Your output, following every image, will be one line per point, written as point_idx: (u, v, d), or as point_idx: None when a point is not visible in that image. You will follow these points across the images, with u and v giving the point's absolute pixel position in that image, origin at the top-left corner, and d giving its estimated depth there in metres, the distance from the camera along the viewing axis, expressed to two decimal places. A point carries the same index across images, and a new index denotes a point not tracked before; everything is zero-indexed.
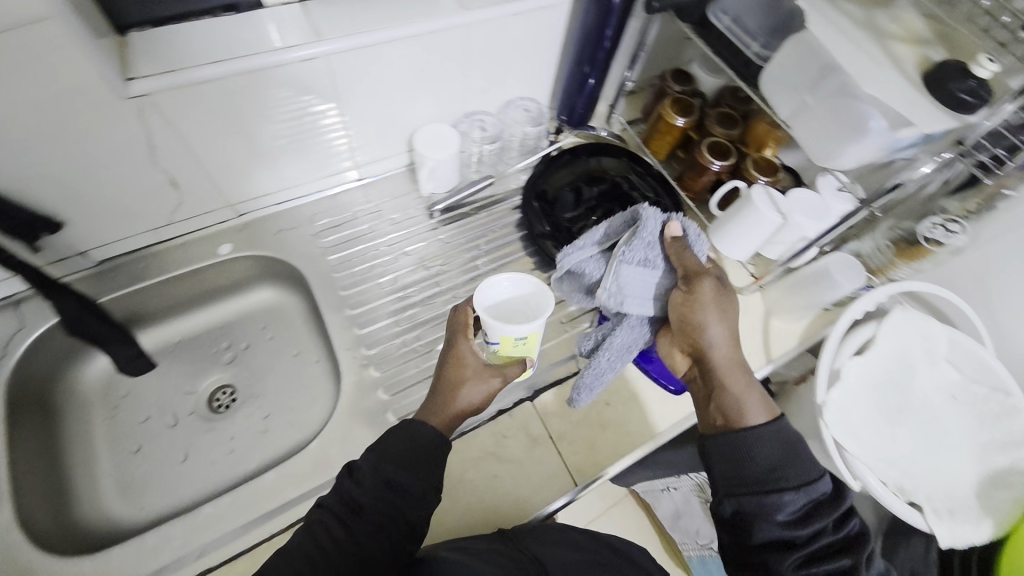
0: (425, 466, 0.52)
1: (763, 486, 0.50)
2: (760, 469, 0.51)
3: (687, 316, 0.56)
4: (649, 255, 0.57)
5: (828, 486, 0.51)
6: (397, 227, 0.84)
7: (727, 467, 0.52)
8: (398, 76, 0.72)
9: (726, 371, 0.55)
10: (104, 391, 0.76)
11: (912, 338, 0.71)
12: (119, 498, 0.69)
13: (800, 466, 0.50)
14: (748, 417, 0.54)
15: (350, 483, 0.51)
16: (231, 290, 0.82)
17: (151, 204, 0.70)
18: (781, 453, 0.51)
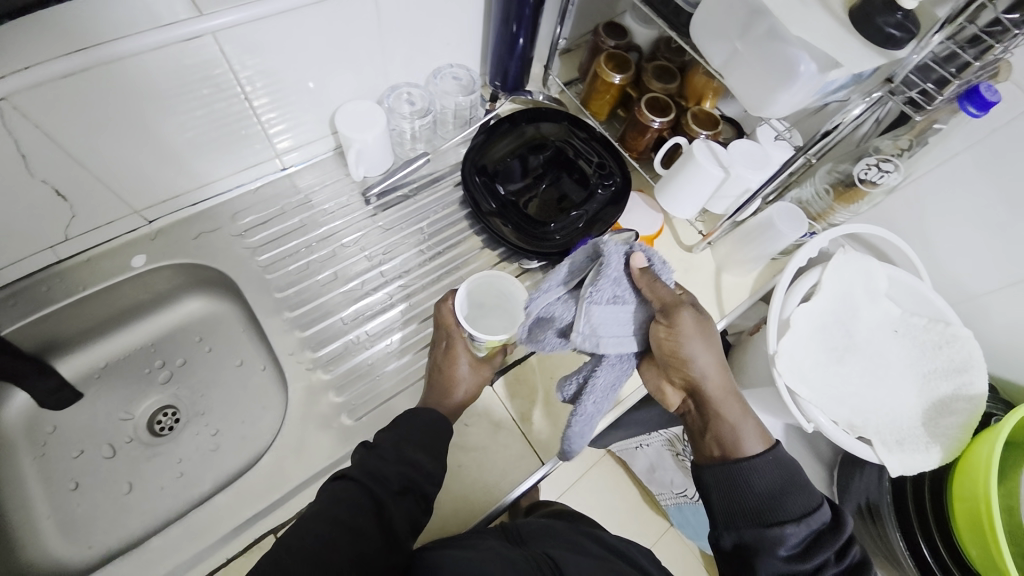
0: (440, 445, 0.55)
1: (760, 521, 0.51)
2: (757, 503, 0.52)
3: (676, 354, 0.53)
4: (618, 291, 0.52)
5: (828, 516, 0.51)
6: (333, 217, 0.78)
7: (726, 499, 0.54)
8: (306, 51, 0.65)
9: (720, 402, 0.56)
10: (27, 429, 0.69)
11: (855, 279, 0.73)
12: (62, 539, 0.64)
13: (797, 496, 0.52)
14: (745, 445, 0.55)
15: (370, 457, 0.52)
16: (157, 303, 0.76)
17: (43, 217, 0.62)
18: (779, 487, 0.52)
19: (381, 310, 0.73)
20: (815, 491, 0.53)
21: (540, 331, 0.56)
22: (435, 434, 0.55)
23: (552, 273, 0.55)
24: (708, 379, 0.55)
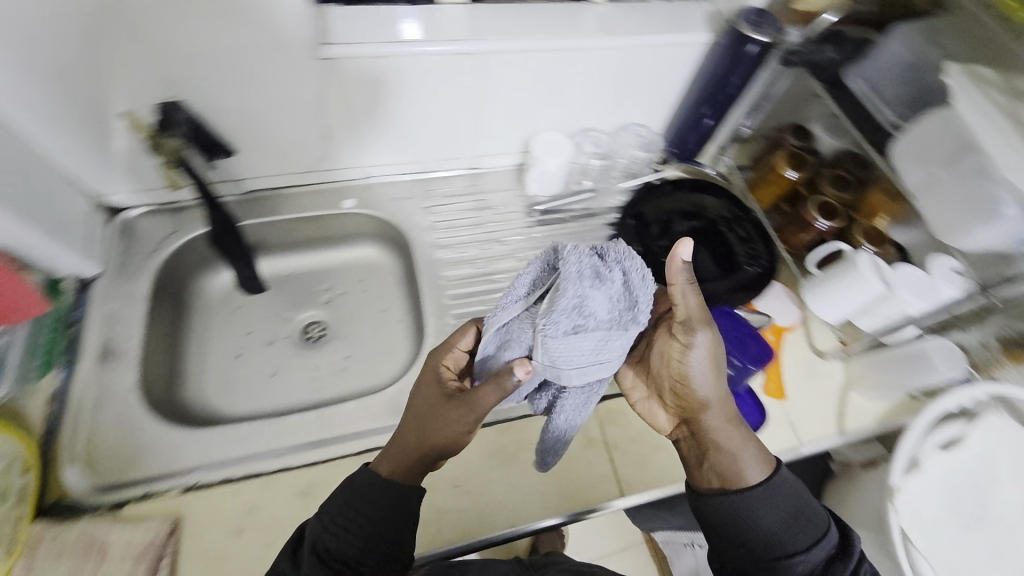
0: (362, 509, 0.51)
1: (773, 556, 0.51)
2: (767, 535, 0.51)
3: (687, 369, 0.57)
4: (578, 318, 0.48)
5: (834, 539, 0.52)
6: (498, 218, 0.90)
7: (732, 533, 0.53)
8: (534, 82, 0.78)
9: (721, 430, 0.57)
10: (222, 301, 0.86)
11: (1004, 449, 0.66)
12: (217, 392, 0.78)
13: (805, 524, 0.52)
14: (745, 476, 0.54)
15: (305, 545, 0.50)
16: (341, 241, 0.91)
17: (303, 151, 0.78)
18: (789, 516, 0.52)
19: None
20: (822, 516, 0.53)
21: (499, 354, 0.53)
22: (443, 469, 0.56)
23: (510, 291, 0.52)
24: (710, 402, 0.57)
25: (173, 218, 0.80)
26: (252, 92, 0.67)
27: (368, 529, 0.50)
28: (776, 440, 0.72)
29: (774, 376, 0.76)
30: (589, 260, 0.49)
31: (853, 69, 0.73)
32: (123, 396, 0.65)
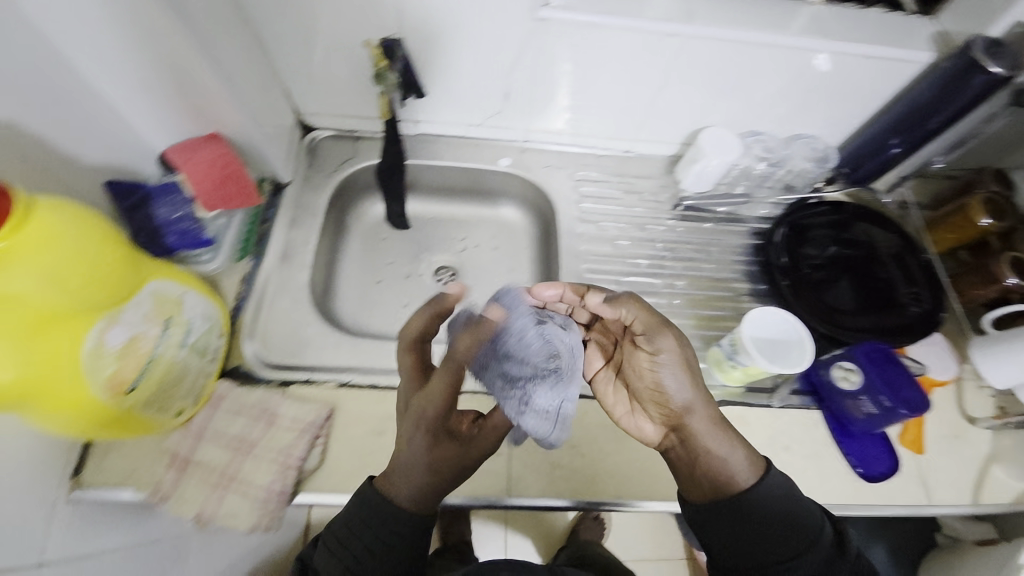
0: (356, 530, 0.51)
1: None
2: (762, 552, 0.51)
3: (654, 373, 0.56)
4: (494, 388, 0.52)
5: (831, 534, 0.52)
6: (643, 204, 0.89)
7: (733, 543, 0.52)
8: (726, 73, 0.76)
9: (704, 433, 0.54)
10: (371, 228, 0.93)
11: None
12: (357, 309, 0.85)
13: (793, 531, 0.51)
14: (737, 479, 0.53)
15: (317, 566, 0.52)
16: (486, 196, 0.95)
17: (483, 104, 0.82)
18: (776, 523, 0.51)
19: (645, 292, 0.81)
20: (809, 514, 0.52)
21: None
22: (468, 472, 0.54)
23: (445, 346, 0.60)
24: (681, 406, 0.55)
25: (352, 145, 0.88)
26: (462, 41, 0.71)
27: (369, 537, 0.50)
28: (902, 493, 0.67)
29: (914, 430, 0.71)
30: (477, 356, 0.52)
31: None
32: (296, 292, 0.74)
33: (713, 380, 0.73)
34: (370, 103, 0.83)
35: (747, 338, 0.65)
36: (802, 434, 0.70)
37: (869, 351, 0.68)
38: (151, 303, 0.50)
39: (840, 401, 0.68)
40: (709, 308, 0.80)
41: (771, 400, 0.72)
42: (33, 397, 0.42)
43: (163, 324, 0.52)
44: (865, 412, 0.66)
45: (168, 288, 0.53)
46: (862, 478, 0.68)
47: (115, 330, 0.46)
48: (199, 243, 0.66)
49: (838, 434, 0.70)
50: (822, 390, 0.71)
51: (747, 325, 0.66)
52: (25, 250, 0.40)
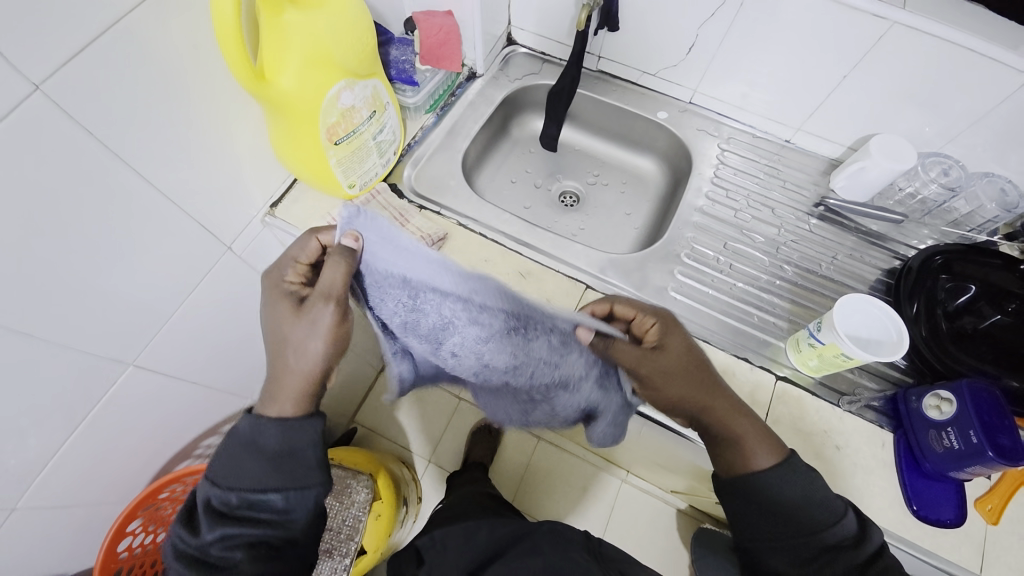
0: (249, 461, 0.51)
1: (808, 554, 0.51)
2: (792, 519, 0.52)
3: (662, 370, 0.57)
4: (491, 349, 0.53)
5: (848, 525, 0.52)
6: (782, 192, 0.88)
7: (768, 523, 0.54)
8: (926, 78, 0.73)
9: (716, 420, 0.57)
10: (524, 139, 1.05)
11: None
12: (487, 194, 0.98)
13: (820, 507, 0.52)
14: (754, 456, 0.56)
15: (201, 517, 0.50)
16: (632, 144, 1.02)
17: (667, 53, 0.89)
18: (803, 497, 0.53)
19: (750, 262, 0.81)
20: (835, 502, 0.53)
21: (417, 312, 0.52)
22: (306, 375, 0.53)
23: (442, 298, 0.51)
24: (682, 399, 0.57)
25: (539, 64, 1.02)
26: None
27: (263, 462, 0.51)
28: (951, 549, 0.62)
29: (998, 501, 0.63)
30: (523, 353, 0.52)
31: None
32: (453, 153, 0.89)
33: (785, 359, 0.72)
34: (569, 30, 0.95)
35: (835, 319, 0.63)
36: (862, 446, 0.66)
37: (978, 391, 0.61)
38: (370, 91, 0.67)
39: (922, 431, 0.64)
40: (812, 302, 0.78)
41: (839, 401, 0.69)
42: (290, 108, 0.60)
43: (370, 111, 0.68)
44: (944, 446, 0.61)
45: (383, 90, 0.69)
46: (912, 513, 0.63)
47: (347, 93, 0.63)
48: (410, 83, 0.81)
49: (905, 467, 0.65)
50: (905, 418, 0.66)
51: (843, 308, 0.64)
52: (330, 8, 0.57)
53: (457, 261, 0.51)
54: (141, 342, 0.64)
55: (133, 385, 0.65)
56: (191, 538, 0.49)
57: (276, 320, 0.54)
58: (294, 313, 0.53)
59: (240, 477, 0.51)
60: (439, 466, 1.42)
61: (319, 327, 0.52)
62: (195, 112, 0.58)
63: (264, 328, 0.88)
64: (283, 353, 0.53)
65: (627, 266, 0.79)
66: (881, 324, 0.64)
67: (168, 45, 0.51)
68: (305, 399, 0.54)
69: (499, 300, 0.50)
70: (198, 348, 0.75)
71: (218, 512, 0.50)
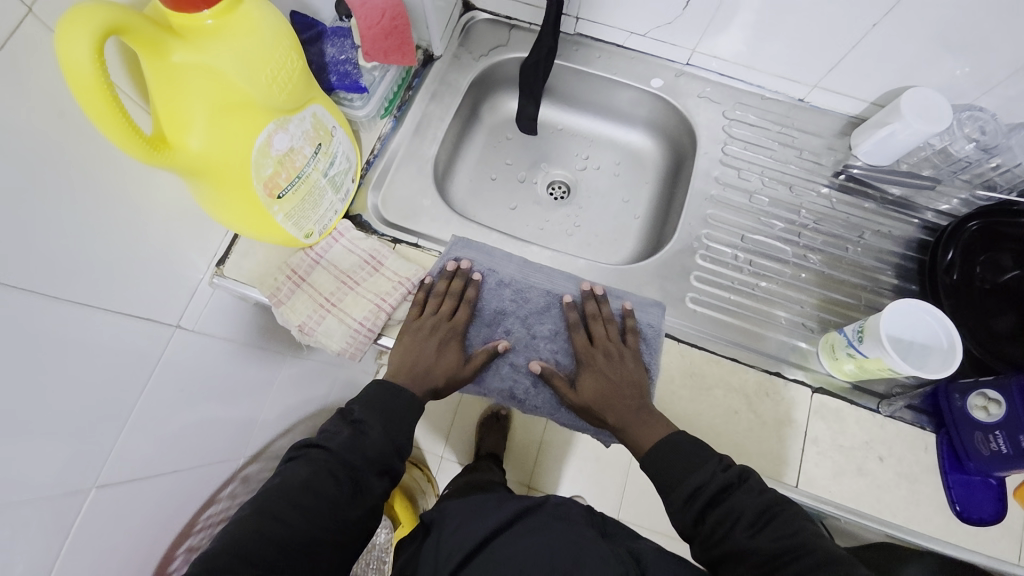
0: (410, 419, 0.56)
1: (671, 504, 0.50)
2: (658, 473, 0.53)
3: (599, 356, 0.62)
4: (539, 329, 0.65)
5: (725, 468, 0.50)
6: (798, 163, 0.78)
7: (655, 470, 0.53)
8: (973, 19, 0.61)
9: (623, 420, 0.58)
10: (499, 126, 0.91)
11: None
12: (467, 199, 0.86)
13: (663, 449, 0.53)
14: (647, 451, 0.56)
15: (343, 425, 0.53)
16: (623, 117, 0.89)
17: (659, 8, 0.74)
18: (674, 443, 0.53)
19: (770, 254, 0.73)
20: (673, 438, 0.54)
21: (488, 301, 0.66)
22: (427, 376, 0.60)
23: (512, 282, 0.67)
24: (606, 397, 0.60)
25: (505, 33, 0.85)
26: None
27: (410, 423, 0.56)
28: (991, 544, 0.60)
29: None
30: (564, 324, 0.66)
31: None
32: (422, 163, 0.77)
33: (817, 364, 0.66)
34: None
35: (881, 331, 0.57)
36: (904, 451, 0.63)
37: None
38: (311, 123, 0.53)
39: (965, 431, 0.60)
40: (840, 294, 0.71)
41: (879, 404, 0.64)
42: (208, 173, 0.47)
43: (315, 147, 0.55)
44: (991, 449, 0.57)
45: (325, 115, 0.56)
46: (956, 515, 0.61)
47: (280, 136, 0.50)
48: (356, 89, 0.67)
49: (947, 467, 0.62)
50: (947, 416, 0.62)
51: (887, 316, 0.58)
52: (235, 34, 0.43)
53: (521, 258, 0.69)
54: (101, 456, 0.52)
55: (113, 509, 0.54)
56: (353, 429, 0.53)
57: (427, 327, 0.62)
58: (455, 358, 0.62)
59: (396, 419, 0.55)
60: (454, 459, 1.25)
61: (455, 362, 0.62)
62: (81, 195, 0.45)
63: (247, 392, 0.76)
64: (433, 379, 0.60)
65: (636, 277, 0.71)
66: (931, 331, 0.58)
67: (11, 125, 0.38)
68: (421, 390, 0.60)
69: (548, 281, 0.67)
70: (180, 435, 0.63)
71: (377, 423, 0.54)
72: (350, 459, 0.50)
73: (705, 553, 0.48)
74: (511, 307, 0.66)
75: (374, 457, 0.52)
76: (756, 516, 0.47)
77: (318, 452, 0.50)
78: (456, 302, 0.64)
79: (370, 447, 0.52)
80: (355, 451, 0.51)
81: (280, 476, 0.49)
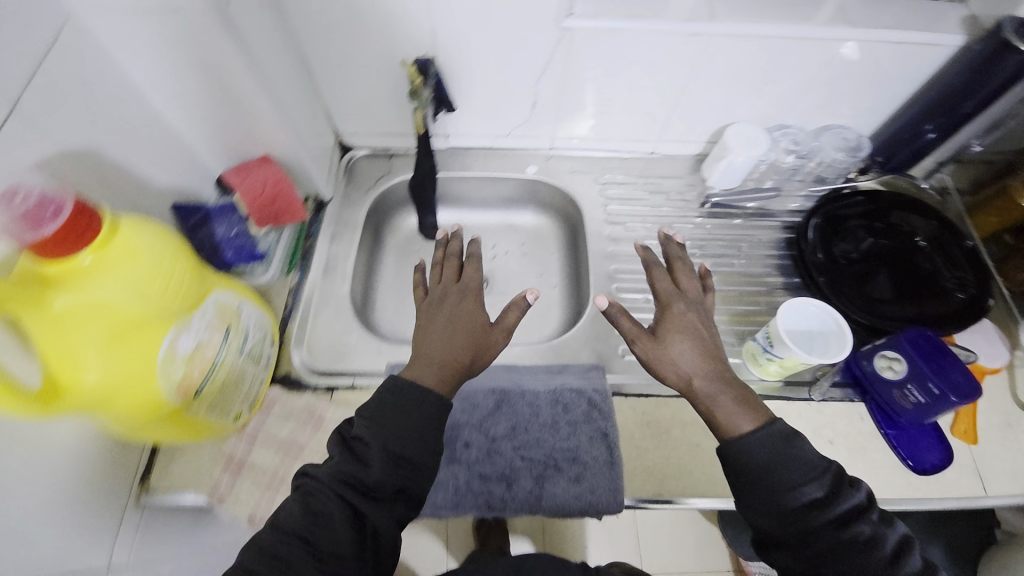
0: (420, 430, 0.53)
1: (786, 511, 0.49)
2: (753, 474, 0.51)
3: (681, 302, 0.64)
4: (495, 430, 0.66)
5: (830, 484, 0.50)
6: (670, 204, 0.89)
7: (752, 471, 0.51)
8: (753, 67, 0.75)
9: (709, 381, 0.58)
10: (405, 242, 0.95)
11: None
12: (395, 318, 0.87)
13: (800, 463, 0.50)
14: (737, 420, 0.55)
15: (347, 451, 0.52)
16: (514, 203, 0.97)
17: (512, 113, 0.84)
18: (773, 433, 0.52)
19: None
20: (815, 459, 0.51)
21: None
22: (449, 356, 0.60)
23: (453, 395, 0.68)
24: (687, 343, 0.60)
25: (386, 162, 0.92)
26: (482, 52, 0.73)
27: (422, 436, 0.53)
28: (955, 484, 0.65)
29: (966, 421, 0.69)
30: (518, 417, 0.67)
31: None
32: (338, 302, 0.78)
33: (749, 373, 0.73)
34: (403, 122, 0.87)
35: (782, 330, 0.65)
36: (847, 428, 0.69)
37: (914, 338, 0.67)
38: (213, 312, 0.53)
39: (885, 391, 0.67)
40: (744, 304, 0.79)
41: (811, 392, 0.71)
42: (115, 401, 0.45)
43: (224, 331, 0.55)
44: (912, 401, 0.65)
45: (228, 299, 0.56)
46: (912, 470, 0.66)
47: (185, 337, 0.49)
48: (252, 257, 0.70)
49: (884, 425, 0.68)
50: (865, 382, 0.69)
51: (782, 315, 0.66)
52: (117, 264, 0.44)
53: None
54: None
55: None
56: (355, 457, 0.51)
57: (442, 309, 0.65)
58: (478, 329, 0.63)
59: (406, 440, 0.52)
60: None
61: (476, 330, 0.62)
62: None
63: None
64: (455, 355, 0.60)
65: (570, 346, 0.75)
66: (821, 325, 0.67)
67: None
68: (443, 372, 0.59)
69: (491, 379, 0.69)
70: None
71: (376, 447, 0.51)
72: (352, 493, 0.49)
73: (789, 550, 0.49)
74: (464, 419, 0.66)
75: (375, 484, 0.50)
76: (860, 536, 0.48)
77: (311, 482, 0.50)
78: (466, 263, 0.71)
79: (374, 473, 0.50)
80: (351, 478, 0.50)
81: (278, 521, 0.48)
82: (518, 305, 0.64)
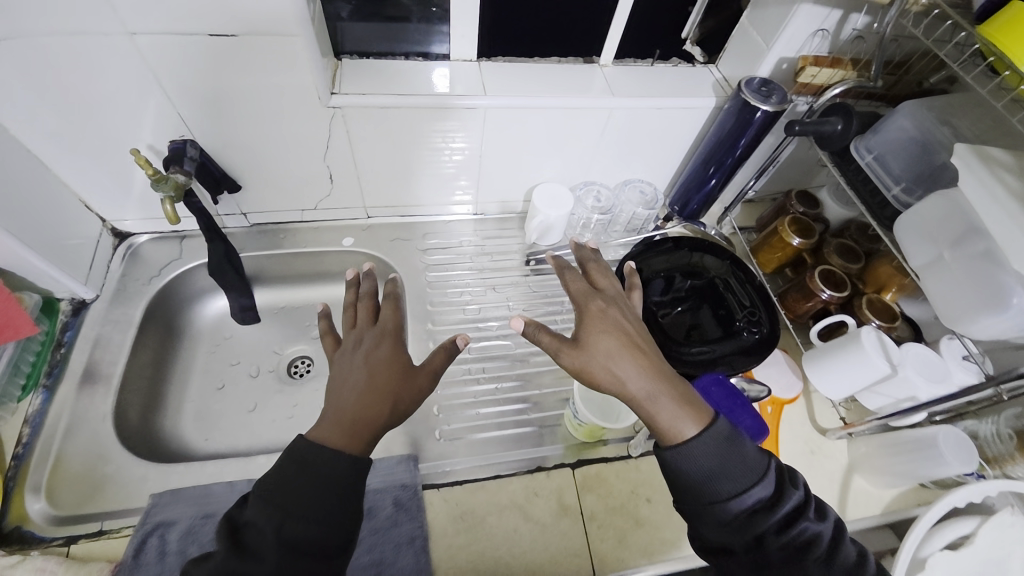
0: (320, 499, 0.44)
1: (727, 520, 0.44)
2: (691, 485, 0.46)
3: (599, 298, 0.57)
4: None
5: (771, 486, 0.45)
6: (495, 265, 0.88)
7: (690, 483, 0.46)
8: (539, 134, 0.77)
9: (645, 386, 0.50)
10: (211, 331, 0.84)
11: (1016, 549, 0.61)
12: (193, 425, 0.75)
13: (737, 466, 0.45)
14: (679, 427, 0.48)
15: (229, 546, 0.42)
16: (338, 276, 0.89)
17: (309, 187, 0.78)
18: (719, 438, 0.46)
19: (498, 355, 0.77)
20: (754, 460, 0.46)
21: None
22: (364, 411, 0.50)
23: None
24: (615, 345, 0.52)
25: (176, 246, 0.81)
26: (247, 129, 0.67)
27: (327, 507, 0.44)
28: None
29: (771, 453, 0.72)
30: None
31: (860, 140, 0.68)
32: (96, 422, 0.65)
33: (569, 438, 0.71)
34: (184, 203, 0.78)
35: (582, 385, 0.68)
36: None
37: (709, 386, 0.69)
38: None
39: None
40: None
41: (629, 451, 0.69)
42: None
43: None
44: None
45: None
46: None
47: None
48: None
49: None
50: None
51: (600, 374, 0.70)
52: None
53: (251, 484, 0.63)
54: None
55: None
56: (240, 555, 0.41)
57: (356, 353, 0.55)
58: (399, 374, 0.53)
59: (307, 517, 0.43)
60: None
61: (399, 373, 0.53)
62: None
63: None
64: (372, 404, 0.51)
65: None
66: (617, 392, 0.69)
67: None
68: (355, 432, 0.49)
69: None
70: None
71: (269, 535, 0.42)
72: None
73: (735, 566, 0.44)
74: None
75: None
76: (800, 539, 0.43)
77: None
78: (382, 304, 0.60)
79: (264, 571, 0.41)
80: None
81: None
82: (448, 351, 0.57)
